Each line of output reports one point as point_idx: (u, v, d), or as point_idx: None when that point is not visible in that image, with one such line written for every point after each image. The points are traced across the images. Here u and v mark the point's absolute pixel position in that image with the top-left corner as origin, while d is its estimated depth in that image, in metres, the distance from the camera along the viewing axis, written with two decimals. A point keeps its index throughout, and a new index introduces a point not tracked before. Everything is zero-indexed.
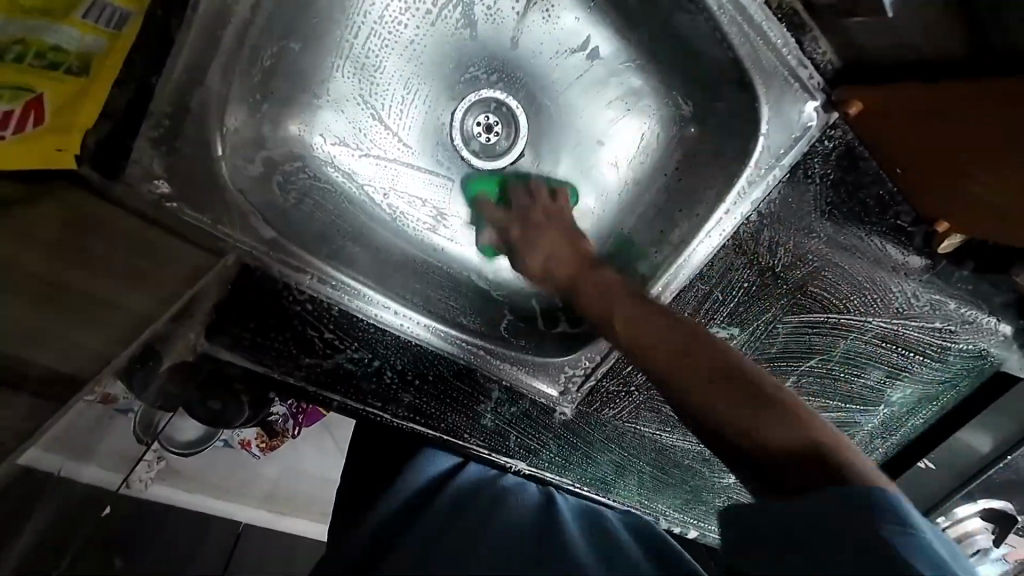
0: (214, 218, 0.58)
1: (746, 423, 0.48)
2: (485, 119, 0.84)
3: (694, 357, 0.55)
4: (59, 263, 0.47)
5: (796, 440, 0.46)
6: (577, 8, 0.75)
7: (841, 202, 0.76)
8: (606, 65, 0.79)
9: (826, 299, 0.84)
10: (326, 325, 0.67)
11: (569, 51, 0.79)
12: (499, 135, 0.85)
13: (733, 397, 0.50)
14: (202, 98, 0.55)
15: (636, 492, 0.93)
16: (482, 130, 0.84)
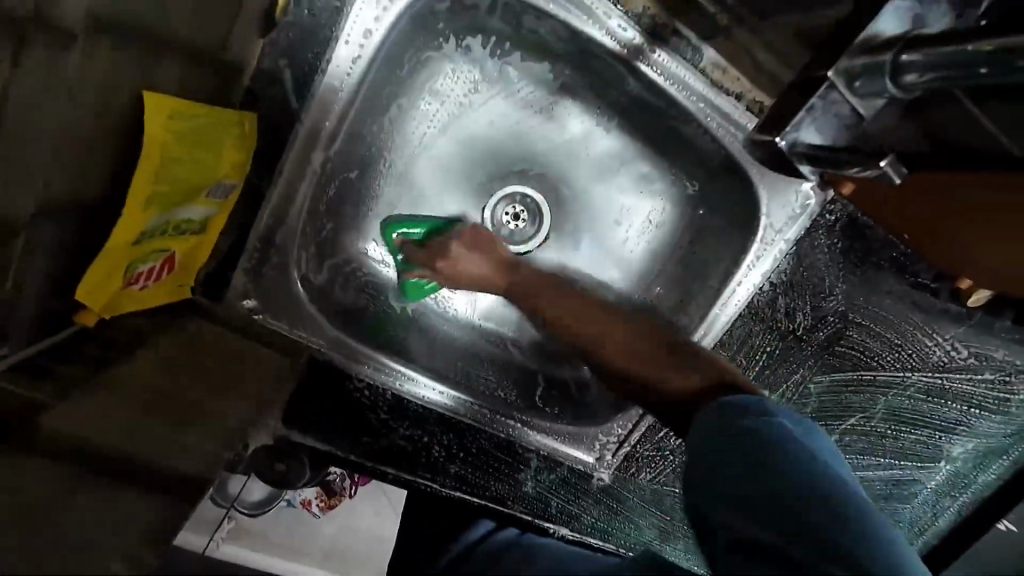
0: (290, 323, 0.71)
1: (650, 371, 0.66)
2: (512, 210, 0.91)
3: (633, 331, 0.70)
4: (171, 379, 0.54)
5: (693, 376, 0.64)
6: (584, 117, 0.86)
7: (854, 266, 0.78)
8: (616, 156, 0.88)
9: (855, 358, 0.85)
10: (381, 407, 0.76)
11: (581, 149, 0.89)
12: (525, 223, 0.91)
13: (649, 363, 0.66)
14: (284, 235, 0.67)
15: (684, 556, 0.93)
16: (509, 220, 0.91)
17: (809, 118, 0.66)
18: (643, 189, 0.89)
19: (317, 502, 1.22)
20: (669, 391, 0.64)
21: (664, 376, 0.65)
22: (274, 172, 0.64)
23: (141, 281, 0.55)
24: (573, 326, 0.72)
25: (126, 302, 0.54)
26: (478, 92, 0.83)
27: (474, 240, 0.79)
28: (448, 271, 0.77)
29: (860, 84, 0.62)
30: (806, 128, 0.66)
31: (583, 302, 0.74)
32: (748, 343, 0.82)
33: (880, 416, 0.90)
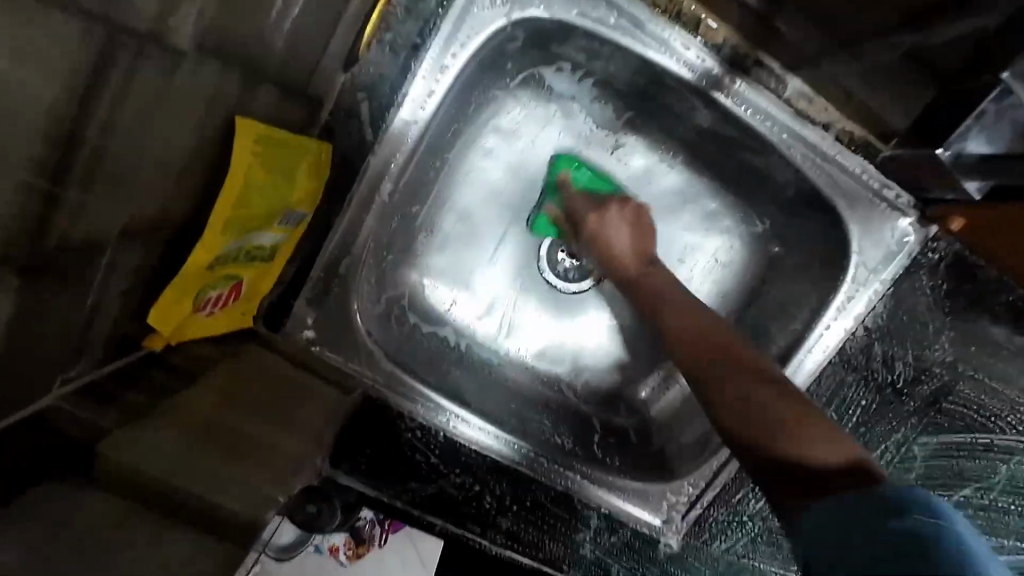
0: (346, 356, 0.69)
1: (762, 426, 0.50)
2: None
3: (761, 383, 0.53)
4: (228, 408, 0.52)
5: (824, 451, 0.46)
6: (649, 152, 0.84)
7: (961, 311, 0.70)
8: (681, 192, 0.84)
9: (967, 418, 0.74)
10: (433, 450, 0.73)
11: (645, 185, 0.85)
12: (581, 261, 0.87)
13: (770, 422, 0.49)
14: (347, 265, 0.66)
15: None
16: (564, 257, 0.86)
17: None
18: (710, 227, 0.85)
19: (343, 549, 1.14)
20: (805, 452, 0.46)
21: (786, 437, 0.48)
22: (344, 203, 0.64)
23: (209, 306, 0.54)
24: (692, 344, 0.60)
25: (194, 328, 0.53)
26: (542, 128, 0.83)
27: (633, 217, 0.75)
28: (591, 228, 0.76)
29: None
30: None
31: (680, 296, 0.67)
32: (839, 396, 0.73)
33: (1000, 488, 0.76)
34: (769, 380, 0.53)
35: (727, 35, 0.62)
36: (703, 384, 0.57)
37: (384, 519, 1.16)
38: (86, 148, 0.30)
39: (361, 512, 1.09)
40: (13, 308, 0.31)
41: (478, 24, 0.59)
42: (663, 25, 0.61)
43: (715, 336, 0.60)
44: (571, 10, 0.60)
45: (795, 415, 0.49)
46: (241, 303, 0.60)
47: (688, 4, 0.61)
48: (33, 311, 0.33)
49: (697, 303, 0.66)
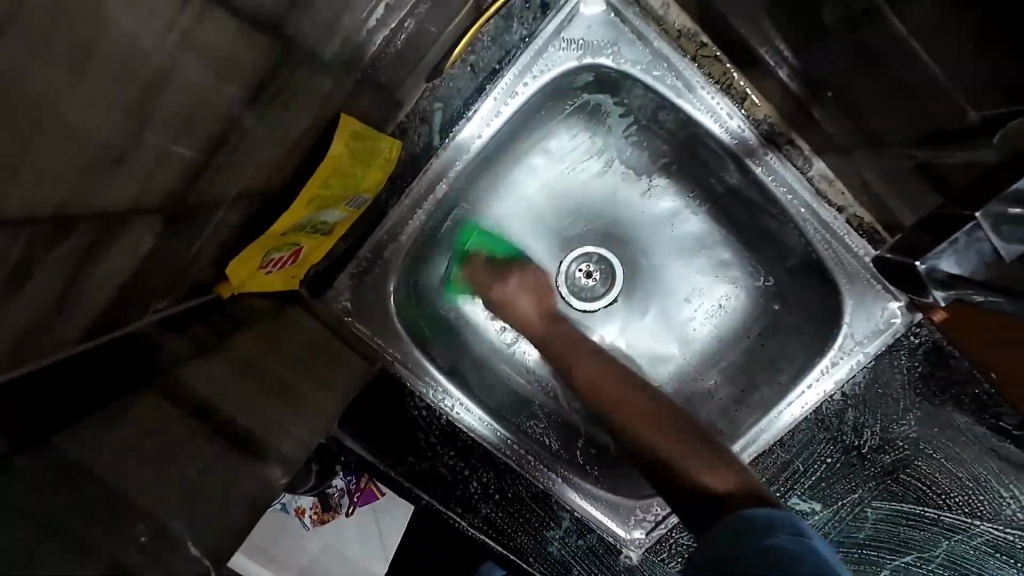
0: (374, 330, 0.75)
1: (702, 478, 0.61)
2: (587, 267, 0.95)
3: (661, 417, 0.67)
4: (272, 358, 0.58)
5: (719, 482, 0.60)
6: (677, 198, 0.91)
7: (932, 393, 0.76)
8: (699, 239, 0.92)
9: (919, 491, 0.82)
10: (433, 431, 0.80)
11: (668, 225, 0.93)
12: (597, 281, 0.96)
13: (684, 447, 0.64)
14: (392, 250, 0.73)
15: None
16: (582, 275, 0.95)
17: (951, 250, 0.57)
18: (720, 275, 0.91)
19: (311, 512, 1.07)
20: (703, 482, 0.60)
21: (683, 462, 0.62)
22: (400, 194, 0.71)
23: (270, 266, 0.60)
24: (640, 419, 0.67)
25: (255, 282, 0.60)
26: (585, 158, 0.90)
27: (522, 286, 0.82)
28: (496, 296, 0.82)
29: (1009, 229, 0.52)
30: (948, 258, 0.58)
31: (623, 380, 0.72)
32: (807, 450, 0.80)
33: (938, 561, 0.84)
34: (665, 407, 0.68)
35: (768, 113, 0.71)
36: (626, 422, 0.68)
37: (355, 491, 1.09)
38: (235, 132, 0.38)
39: (334, 480, 1.04)
40: (150, 243, 0.38)
41: (552, 62, 0.66)
42: (712, 92, 0.68)
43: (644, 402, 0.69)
44: (634, 65, 0.67)
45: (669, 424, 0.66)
46: (295, 268, 0.66)
47: (740, 81, 0.71)
48: (160, 248, 0.40)
49: (644, 391, 0.71)
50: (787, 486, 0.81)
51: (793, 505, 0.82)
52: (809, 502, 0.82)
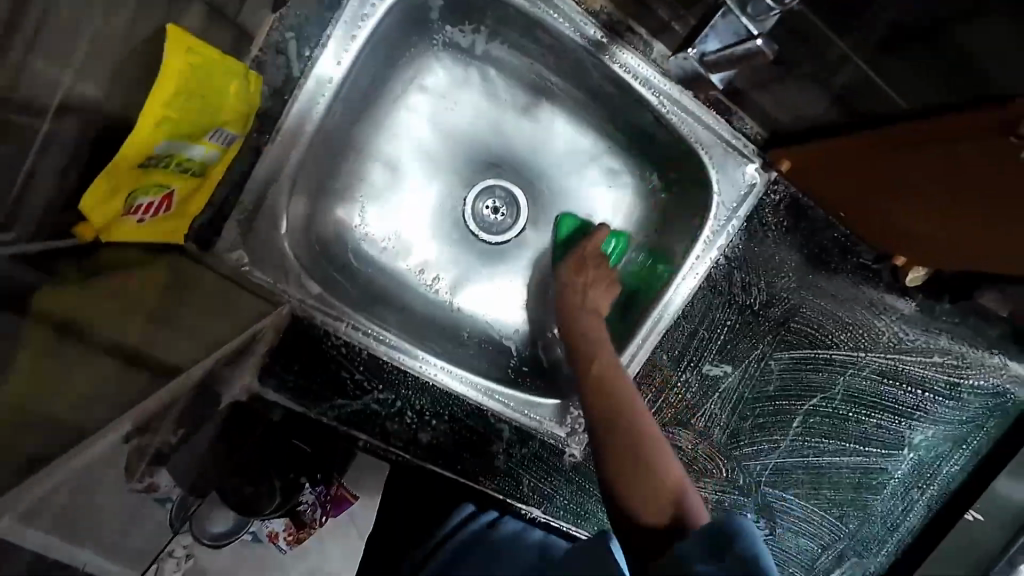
0: (275, 277, 0.75)
1: (640, 466, 0.67)
2: (493, 203, 1.00)
3: (637, 450, 0.68)
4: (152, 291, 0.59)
5: (656, 509, 0.64)
6: (565, 123, 0.95)
7: (800, 243, 0.85)
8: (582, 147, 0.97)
9: (811, 336, 0.91)
10: (356, 367, 0.80)
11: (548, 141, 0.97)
12: (505, 214, 1.00)
13: (632, 468, 0.67)
14: (276, 191, 0.73)
15: None
16: (490, 210, 0.99)
17: (712, 31, 0.67)
18: (612, 183, 0.98)
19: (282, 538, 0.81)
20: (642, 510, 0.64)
21: (639, 486, 0.65)
22: (272, 131, 0.71)
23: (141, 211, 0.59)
24: (621, 426, 0.71)
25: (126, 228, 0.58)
26: (460, 89, 0.93)
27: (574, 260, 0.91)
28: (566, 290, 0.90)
29: (752, 7, 0.62)
30: (712, 39, 0.68)
31: (615, 387, 0.76)
32: (708, 317, 0.87)
33: (839, 397, 0.95)
34: (621, 412, 0.72)
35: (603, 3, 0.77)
36: (602, 431, 0.71)
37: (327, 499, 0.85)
38: (25, 29, 0.38)
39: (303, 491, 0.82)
40: None
41: None
42: None
43: (621, 399, 0.74)
44: None
45: (627, 415, 0.72)
46: (173, 215, 0.66)
47: None
48: None
49: (623, 383, 0.77)
50: (698, 355, 0.88)
51: (706, 371, 0.89)
52: (721, 366, 0.89)
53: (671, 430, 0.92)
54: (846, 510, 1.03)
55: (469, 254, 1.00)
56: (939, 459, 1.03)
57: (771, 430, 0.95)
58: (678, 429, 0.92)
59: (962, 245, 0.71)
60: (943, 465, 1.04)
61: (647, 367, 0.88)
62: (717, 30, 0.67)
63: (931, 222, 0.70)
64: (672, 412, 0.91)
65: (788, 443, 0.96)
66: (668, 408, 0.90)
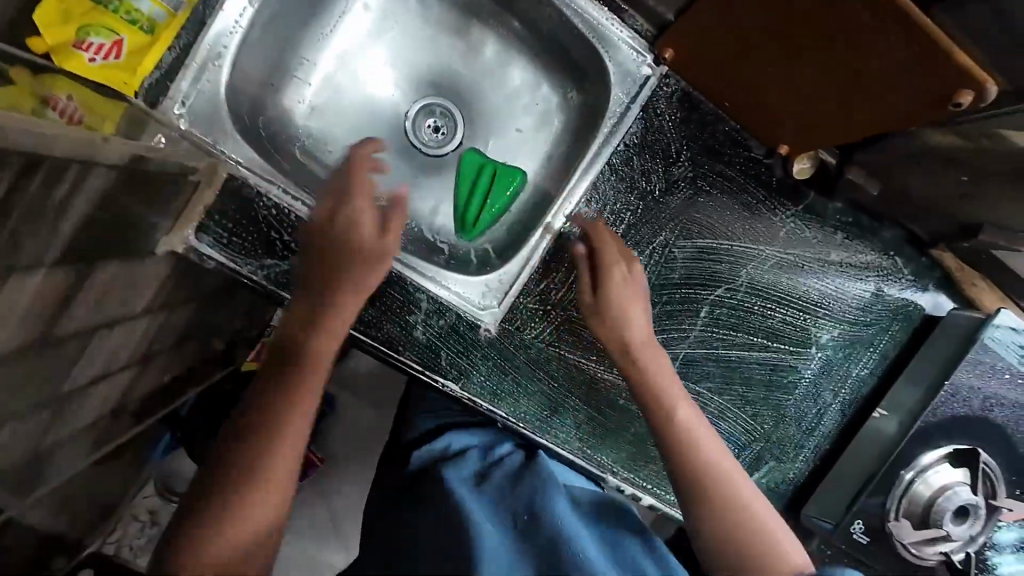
0: (214, 139, 0.85)
1: (739, 499, 0.79)
2: (433, 121, 1.10)
3: (726, 480, 0.80)
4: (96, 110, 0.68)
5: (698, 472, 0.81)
6: (495, 47, 1.09)
7: (695, 133, 0.95)
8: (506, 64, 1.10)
9: (711, 227, 0.99)
10: (285, 229, 0.89)
11: (478, 62, 1.10)
12: (443, 131, 1.11)
13: (731, 527, 0.77)
14: (218, 62, 0.84)
15: (572, 435, 1.02)
16: (429, 127, 1.10)
17: None
18: (536, 100, 1.11)
19: None
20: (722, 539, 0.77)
21: (719, 518, 0.78)
22: (216, 8, 0.83)
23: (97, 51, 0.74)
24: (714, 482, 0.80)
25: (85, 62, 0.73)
26: (400, 11, 1.06)
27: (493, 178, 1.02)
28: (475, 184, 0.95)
29: None
30: None
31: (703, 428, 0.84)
32: (612, 203, 0.95)
33: (743, 289, 1.02)
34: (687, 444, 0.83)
35: None
36: (680, 461, 0.81)
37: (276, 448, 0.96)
38: None
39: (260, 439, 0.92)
40: None
41: None
42: None
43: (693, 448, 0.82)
44: None
45: (690, 429, 0.84)
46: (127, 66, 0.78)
47: None
48: None
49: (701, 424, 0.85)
50: None
51: None
52: (626, 250, 0.97)
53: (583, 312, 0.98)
54: (759, 408, 1.07)
55: (407, 159, 1.10)
56: (848, 362, 1.08)
57: (680, 319, 1.01)
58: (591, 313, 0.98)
59: (823, 97, 0.77)
60: (853, 367, 1.08)
61: (557, 247, 0.96)
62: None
63: (790, 80, 0.78)
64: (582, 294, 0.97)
65: (697, 334, 1.02)
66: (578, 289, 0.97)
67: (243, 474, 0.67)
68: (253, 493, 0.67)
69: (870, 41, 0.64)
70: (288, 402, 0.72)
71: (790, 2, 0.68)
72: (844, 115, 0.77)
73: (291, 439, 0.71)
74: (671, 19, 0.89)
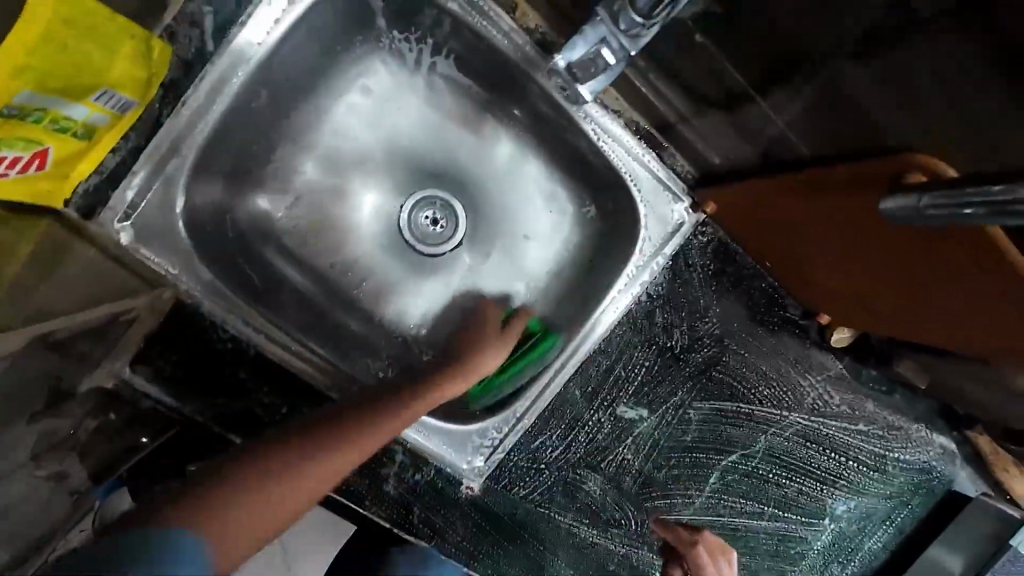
0: (163, 258, 0.70)
1: None
2: (432, 215, 0.95)
3: None
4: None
5: None
6: (511, 146, 0.93)
7: (726, 288, 0.85)
8: (515, 161, 0.94)
9: (733, 388, 0.88)
10: (242, 365, 0.75)
11: (487, 151, 0.94)
12: (442, 227, 0.95)
13: None
14: (177, 165, 0.70)
15: None
16: (429, 223, 0.95)
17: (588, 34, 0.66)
18: (551, 207, 0.95)
19: None
20: None
21: None
22: (180, 104, 0.69)
23: (9, 169, 0.55)
24: None
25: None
26: (405, 93, 0.91)
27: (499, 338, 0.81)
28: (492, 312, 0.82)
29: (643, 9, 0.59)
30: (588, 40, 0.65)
31: None
32: (626, 356, 0.84)
33: (760, 456, 0.91)
34: None
35: (540, 23, 0.78)
36: None
37: None
38: None
39: None
40: None
41: None
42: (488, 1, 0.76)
43: None
44: None
45: None
46: (49, 177, 0.60)
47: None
48: None
49: None
50: (613, 394, 0.85)
51: (621, 413, 0.85)
52: (636, 408, 0.86)
53: (581, 471, 0.87)
54: None
55: (396, 260, 0.94)
56: (861, 534, 0.98)
57: (686, 484, 0.90)
58: (591, 472, 0.87)
59: (877, 297, 0.68)
60: (866, 540, 0.99)
61: (559, 399, 0.84)
62: (586, 38, 0.66)
63: (846, 276, 0.69)
64: (582, 452, 0.86)
65: (704, 500, 0.91)
66: (577, 447, 0.86)
67: (323, 444, 0.55)
68: (305, 464, 0.53)
69: (948, 276, 0.55)
70: (371, 420, 0.60)
71: (864, 221, 0.58)
72: (901, 318, 0.68)
73: (341, 447, 0.56)
74: (716, 163, 0.78)
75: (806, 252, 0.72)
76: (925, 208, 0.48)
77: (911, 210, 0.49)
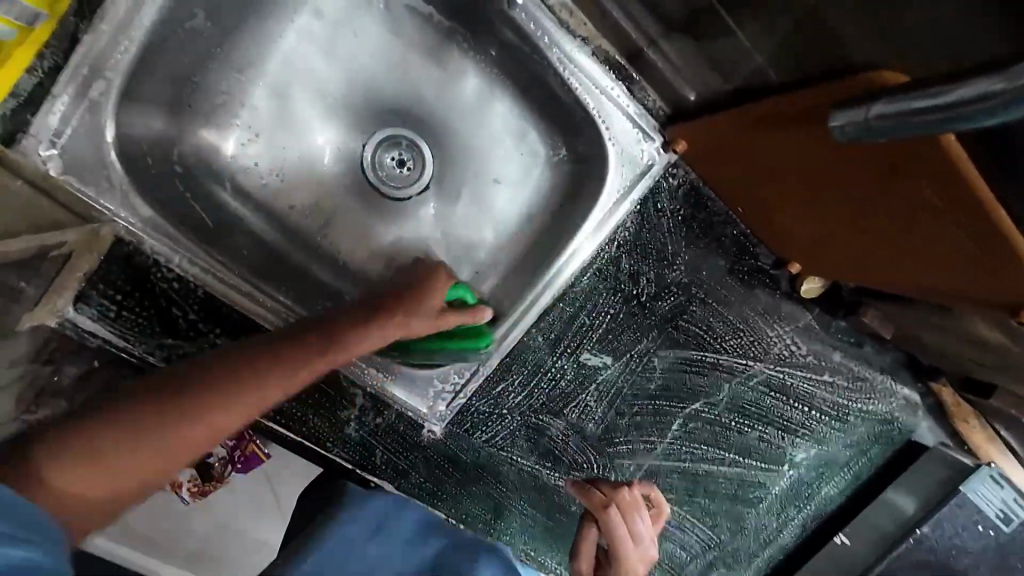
0: (95, 192, 0.66)
1: None
2: (398, 155, 0.90)
3: None
4: None
5: None
6: (477, 82, 0.87)
7: (697, 236, 0.82)
8: (485, 98, 0.88)
9: (699, 336, 0.87)
10: (191, 306, 0.72)
11: (452, 86, 0.88)
12: (410, 170, 0.90)
13: None
14: (101, 89, 0.65)
15: (519, 538, 0.91)
16: (395, 163, 0.89)
17: None
18: (521, 148, 0.90)
19: (186, 486, 0.93)
20: None
21: None
22: (98, 17, 0.63)
23: None
24: None
25: None
26: (361, 16, 0.83)
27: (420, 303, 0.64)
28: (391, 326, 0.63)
29: None
30: None
31: None
32: (591, 302, 0.82)
33: (723, 405, 0.91)
34: None
35: None
36: None
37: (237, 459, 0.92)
38: None
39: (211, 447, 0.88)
40: None
41: None
42: None
43: None
44: None
45: None
46: None
47: None
48: None
49: None
50: (577, 341, 0.84)
51: (584, 359, 0.84)
52: (600, 355, 0.85)
53: (543, 417, 0.87)
54: (719, 519, 1.00)
55: (356, 202, 0.89)
56: (819, 479, 1.01)
57: (648, 430, 0.91)
58: (554, 418, 0.87)
59: (840, 239, 0.66)
60: (823, 485, 1.02)
61: (521, 346, 0.83)
62: None
63: (810, 218, 0.67)
64: (543, 398, 0.86)
65: (665, 447, 0.92)
66: (539, 394, 0.85)
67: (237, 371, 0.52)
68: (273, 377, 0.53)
69: (907, 210, 0.54)
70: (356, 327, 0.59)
71: (825, 152, 0.56)
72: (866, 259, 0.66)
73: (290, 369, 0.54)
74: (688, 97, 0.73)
75: (769, 193, 0.69)
76: (874, 117, 0.46)
77: (861, 122, 0.47)
